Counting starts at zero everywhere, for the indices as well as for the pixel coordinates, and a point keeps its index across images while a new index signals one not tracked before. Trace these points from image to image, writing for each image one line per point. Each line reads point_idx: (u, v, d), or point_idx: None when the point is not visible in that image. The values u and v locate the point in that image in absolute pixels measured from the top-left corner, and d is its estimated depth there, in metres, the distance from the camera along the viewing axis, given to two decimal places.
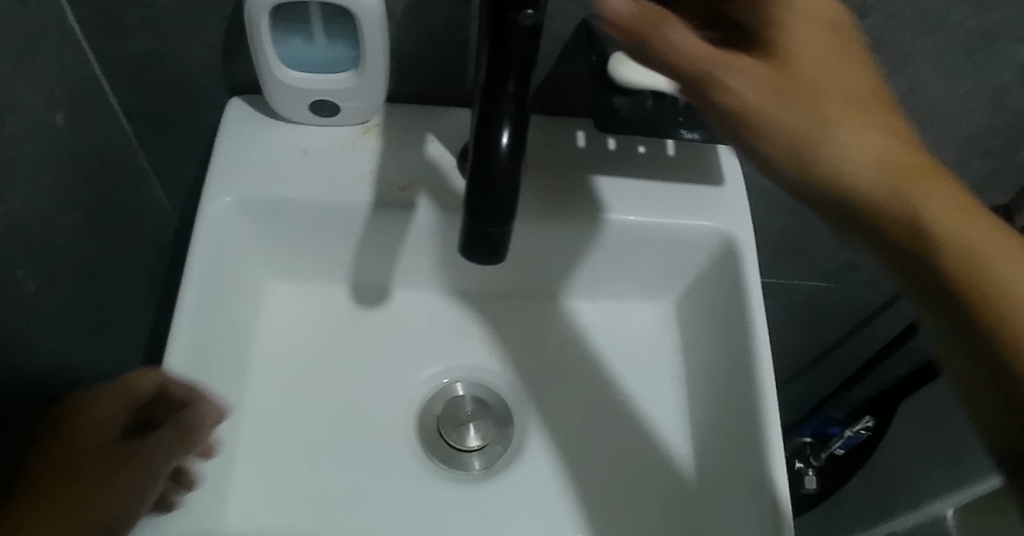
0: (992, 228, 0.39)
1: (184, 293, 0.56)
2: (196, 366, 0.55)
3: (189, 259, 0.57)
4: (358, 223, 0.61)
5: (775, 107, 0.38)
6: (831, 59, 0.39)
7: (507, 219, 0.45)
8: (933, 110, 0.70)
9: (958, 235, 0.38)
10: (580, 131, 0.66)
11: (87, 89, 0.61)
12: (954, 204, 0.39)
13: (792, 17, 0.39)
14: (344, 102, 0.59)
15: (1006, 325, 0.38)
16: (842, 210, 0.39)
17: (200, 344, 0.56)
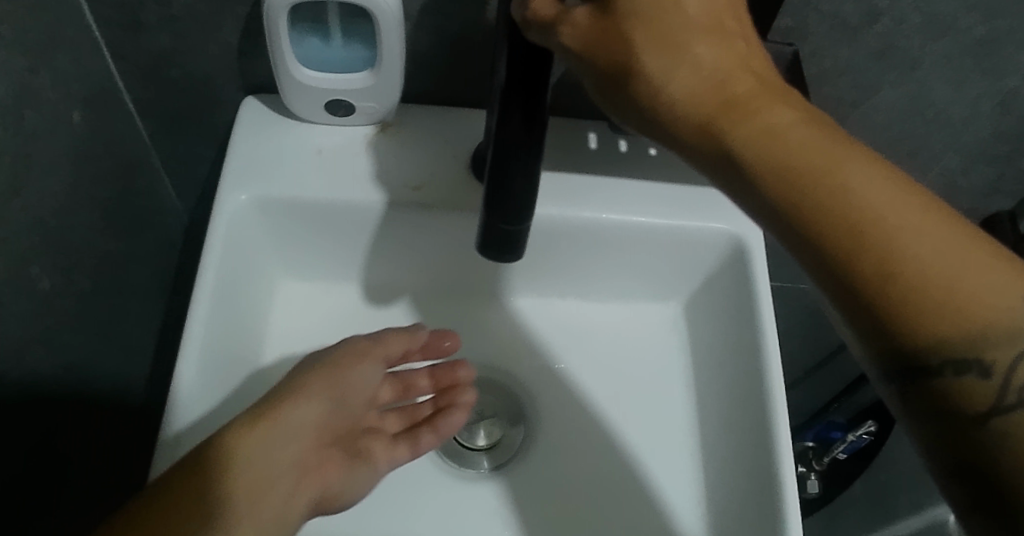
0: (933, 223, 0.37)
1: (199, 292, 0.56)
2: (211, 365, 0.56)
3: (203, 257, 0.57)
4: (372, 223, 0.61)
5: (689, 96, 0.39)
6: (733, 55, 0.39)
7: (522, 220, 0.46)
8: (942, 115, 0.70)
9: (876, 220, 0.37)
10: (592, 132, 0.67)
11: (103, 87, 0.62)
12: (878, 196, 0.37)
13: (687, 12, 0.39)
14: (360, 102, 0.59)
15: (920, 323, 0.36)
16: (756, 194, 0.39)
17: (215, 341, 0.56)
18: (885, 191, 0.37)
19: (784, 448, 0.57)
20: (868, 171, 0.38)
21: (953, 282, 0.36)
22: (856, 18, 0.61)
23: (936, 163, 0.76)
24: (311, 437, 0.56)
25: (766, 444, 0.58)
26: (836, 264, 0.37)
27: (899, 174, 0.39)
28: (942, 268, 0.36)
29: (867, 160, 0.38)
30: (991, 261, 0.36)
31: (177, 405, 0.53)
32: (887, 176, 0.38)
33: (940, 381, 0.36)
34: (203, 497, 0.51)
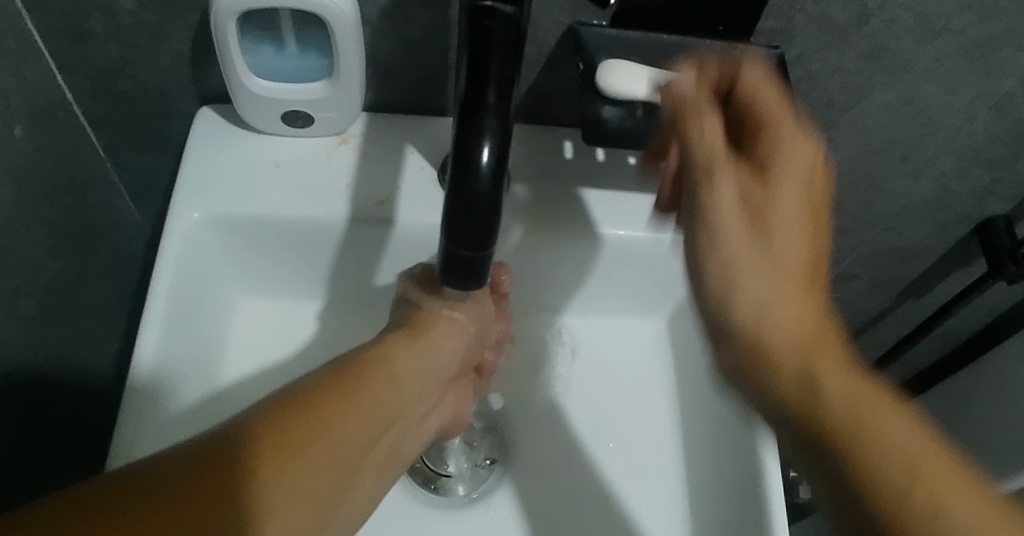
0: (965, 478, 0.38)
1: (151, 307, 0.53)
2: (166, 375, 0.53)
3: (155, 272, 0.54)
4: (335, 240, 0.58)
5: (760, 309, 0.42)
6: (761, 259, 0.42)
7: (487, 244, 0.41)
8: (935, 118, 0.67)
9: (912, 462, 0.38)
10: (568, 141, 0.63)
11: (49, 99, 0.58)
12: (897, 418, 0.39)
13: (714, 132, 0.44)
14: (318, 112, 0.56)
15: (865, 468, 0.38)
16: (723, 353, 0.43)
17: (172, 350, 0.53)
18: (907, 434, 0.39)
19: (773, 473, 0.54)
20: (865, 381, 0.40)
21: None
22: (844, 20, 0.58)
23: (927, 167, 0.73)
24: (447, 363, 0.52)
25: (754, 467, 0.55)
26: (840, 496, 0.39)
27: (891, 387, 0.41)
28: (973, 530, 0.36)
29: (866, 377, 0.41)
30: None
31: (125, 420, 0.50)
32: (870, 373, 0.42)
33: (885, 519, 0.37)
34: (354, 403, 0.44)
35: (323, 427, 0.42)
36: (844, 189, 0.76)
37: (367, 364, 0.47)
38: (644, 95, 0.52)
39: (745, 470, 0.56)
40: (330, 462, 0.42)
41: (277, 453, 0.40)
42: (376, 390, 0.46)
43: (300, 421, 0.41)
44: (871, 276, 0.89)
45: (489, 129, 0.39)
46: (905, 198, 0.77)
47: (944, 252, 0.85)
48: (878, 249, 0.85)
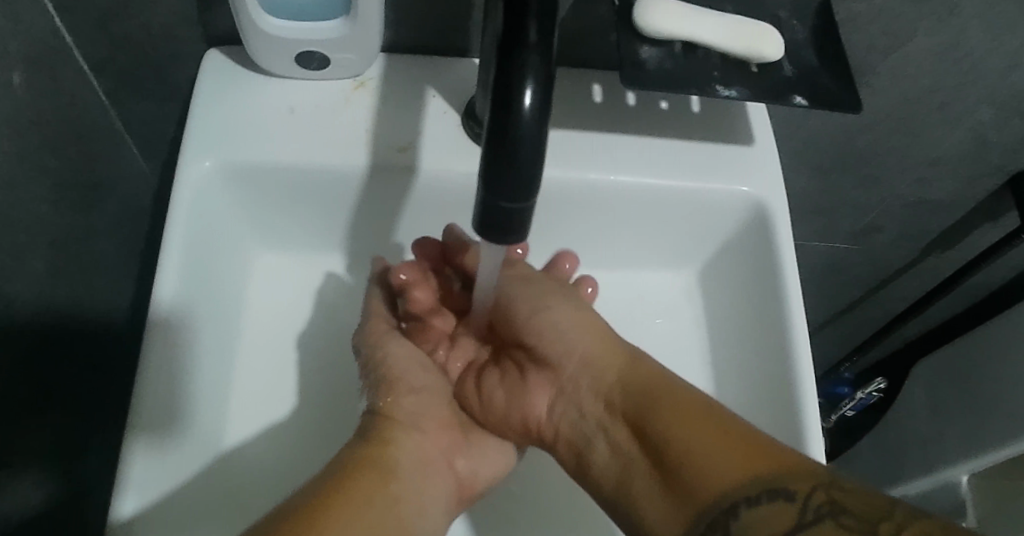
0: (744, 428, 0.45)
1: (167, 257, 0.51)
2: (181, 334, 0.50)
3: (167, 230, 0.51)
4: (355, 191, 0.55)
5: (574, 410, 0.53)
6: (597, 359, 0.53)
7: (529, 194, 0.38)
8: (978, 65, 0.64)
9: (655, 388, 0.49)
10: (597, 84, 0.60)
11: (48, 43, 0.54)
12: (591, 365, 0.52)
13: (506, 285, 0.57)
14: (335, 54, 0.53)
15: None
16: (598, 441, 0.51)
17: (190, 307, 0.51)
18: (671, 386, 0.49)
19: (812, 422, 0.53)
20: (663, 372, 0.50)
21: (741, 472, 0.43)
22: None
23: (966, 116, 0.70)
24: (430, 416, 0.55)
25: (793, 415, 0.54)
26: (611, 433, 0.50)
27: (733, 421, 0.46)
28: (722, 466, 0.44)
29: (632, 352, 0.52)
30: (773, 447, 0.44)
31: (144, 385, 0.48)
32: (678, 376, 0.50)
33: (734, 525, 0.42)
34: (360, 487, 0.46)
35: (326, 520, 0.43)
36: (879, 137, 0.73)
37: (359, 458, 0.49)
38: (686, 33, 0.50)
39: (784, 424, 0.54)
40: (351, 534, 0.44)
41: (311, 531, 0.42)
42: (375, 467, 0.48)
43: (322, 511, 0.44)
44: (898, 229, 0.87)
45: (531, 68, 0.36)
46: (940, 148, 0.74)
47: (975, 206, 0.82)
48: (906, 201, 0.82)
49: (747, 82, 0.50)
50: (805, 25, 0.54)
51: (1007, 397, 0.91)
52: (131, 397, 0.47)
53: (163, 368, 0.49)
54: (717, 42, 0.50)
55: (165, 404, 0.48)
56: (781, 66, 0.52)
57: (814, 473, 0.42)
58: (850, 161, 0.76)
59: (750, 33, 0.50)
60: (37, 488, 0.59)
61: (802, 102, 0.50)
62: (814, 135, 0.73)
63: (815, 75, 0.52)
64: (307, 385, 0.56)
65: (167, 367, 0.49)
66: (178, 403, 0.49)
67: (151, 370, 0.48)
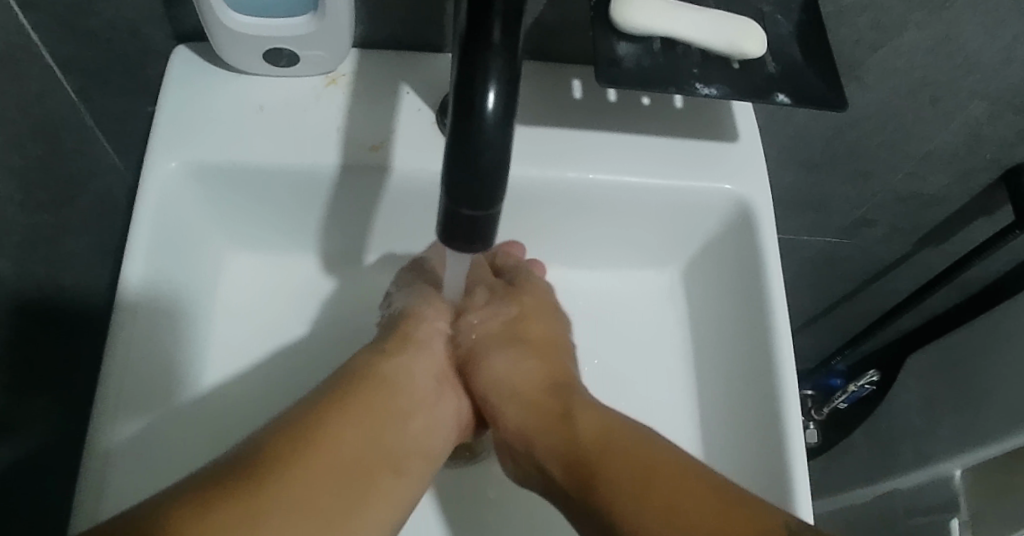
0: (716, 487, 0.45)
1: (135, 238, 0.49)
2: (149, 322, 0.49)
3: (135, 216, 0.50)
4: (327, 191, 0.54)
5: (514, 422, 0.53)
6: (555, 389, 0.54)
7: (494, 202, 0.36)
8: (971, 59, 0.63)
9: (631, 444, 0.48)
10: (577, 80, 0.59)
11: (9, 41, 0.52)
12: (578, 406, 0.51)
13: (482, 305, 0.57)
14: (304, 50, 0.51)
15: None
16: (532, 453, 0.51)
17: (158, 295, 0.50)
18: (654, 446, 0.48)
19: (793, 428, 0.52)
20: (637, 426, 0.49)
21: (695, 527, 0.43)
22: None
23: (959, 110, 0.69)
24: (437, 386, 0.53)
25: (776, 420, 0.53)
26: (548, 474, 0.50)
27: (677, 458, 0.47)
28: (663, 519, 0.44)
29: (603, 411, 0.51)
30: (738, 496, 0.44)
31: (112, 368, 0.47)
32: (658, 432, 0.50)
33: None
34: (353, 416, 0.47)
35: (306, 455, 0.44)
36: (870, 131, 0.71)
37: (362, 375, 0.50)
38: (666, 29, 0.48)
39: (766, 429, 0.53)
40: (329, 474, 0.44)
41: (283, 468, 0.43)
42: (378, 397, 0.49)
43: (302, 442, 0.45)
44: (889, 223, 0.85)
45: (495, 70, 0.35)
46: (932, 142, 0.73)
47: (968, 200, 0.81)
48: (898, 195, 0.80)
49: (729, 80, 0.49)
50: (790, 20, 0.53)
51: (1000, 392, 0.90)
52: (98, 379, 0.46)
53: (133, 350, 0.48)
54: (697, 38, 0.48)
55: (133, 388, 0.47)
56: (764, 62, 0.50)
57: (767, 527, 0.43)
58: (839, 155, 0.75)
59: (731, 29, 0.48)
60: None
61: (785, 100, 0.49)
62: (803, 129, 0.71)
63: (799, 71, 0.51)
64: (280, 381, 0.55)
65: (136, 348, 0.48)
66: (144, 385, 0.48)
67: (120, 351, 0.47)
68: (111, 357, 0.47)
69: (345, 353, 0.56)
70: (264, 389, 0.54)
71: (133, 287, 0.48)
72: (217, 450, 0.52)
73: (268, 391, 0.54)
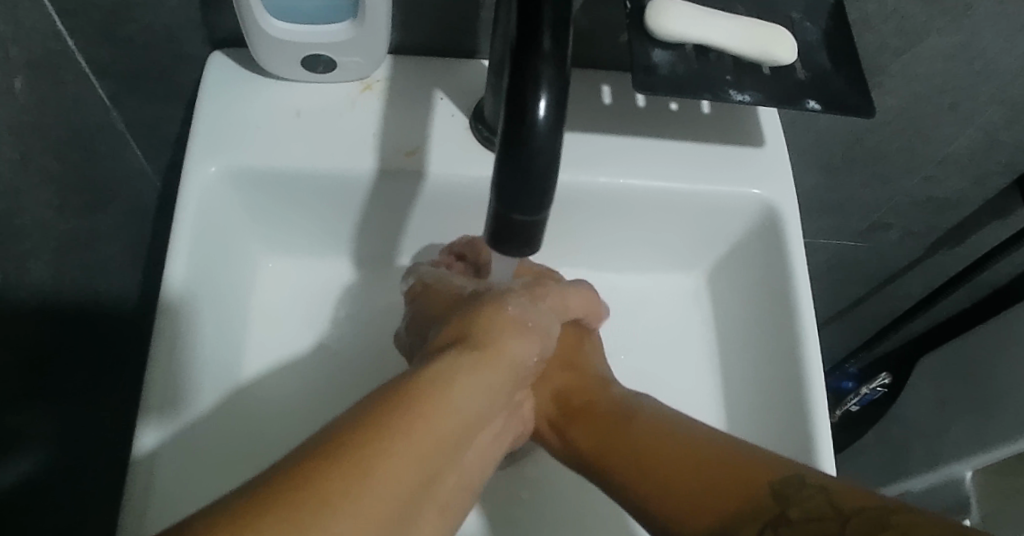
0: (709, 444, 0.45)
1: (177, 238, 0.50)
2: (191, 320, 0.50)
3: (177, 215, 0.51)
4: (362, 195, 0.55)
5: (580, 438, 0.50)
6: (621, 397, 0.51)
7: (543, 206, 0.37)
8: (990, 66, 0.64)
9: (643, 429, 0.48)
10: (606, 85, 0.59)
11: (49, 48, 0.53)
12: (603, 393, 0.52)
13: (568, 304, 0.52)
14: (342, 56, 0.52)
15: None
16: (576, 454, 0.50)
17: (198, 294, 0.51)
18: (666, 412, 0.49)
19: (822, 428, 0.53)
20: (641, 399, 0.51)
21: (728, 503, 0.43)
22: None
23: (977, 115, 0.70)
24: (505, 398, 0.44)
25: (804, 421, 0.54)
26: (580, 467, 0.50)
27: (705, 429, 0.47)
28: (681, 499, 0.44)
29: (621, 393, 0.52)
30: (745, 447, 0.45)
31: (158, 364, 0.48)
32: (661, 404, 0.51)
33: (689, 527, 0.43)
34: (420, 436, 0.36)
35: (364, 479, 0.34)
36: (889, 136, 0.72)
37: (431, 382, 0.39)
38: (698, 36, 0.49)
39: (794, 429, 0.54)
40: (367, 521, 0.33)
41: (326, 504, 0.32)
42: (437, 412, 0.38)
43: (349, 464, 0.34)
44: (905, 227, 0.86)
45: (546, 78, 0.35)
46: (949, 147, 0.74)
47: (982, 204, 0.82)
48: (915, 199, 0.81)
49: (760, 86, 0.50)
50: (817, 27, 0.53)
51: (1012, 394, 0.91)
52: (143, 376, 0.47)
53: (176, 347, 0.49)
54: (729, 46, 0.49)
55: (176, 385, 0.48)
56: (793, 69, 0.51)
57: (789, 477, 0.43)
58: (858, 159, 0.75)
59: (762, 36, 0.49)
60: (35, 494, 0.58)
61: (816, 107, 0.50)
62: (823, 133, 0.72)
63: (828, 78, 0.52)
64: (315, 386, 0.55)
65: (179, 345, 0.49)
66: (185, 381, 0.49)
67: (164, 348, 0.48)
68: (155, 352, 0.48)
69: (380, 355, 0.57)
70: (304, 387, 0.55)
71: (176, 285, 0.49)
72: (252, 447, 0.52)
73: (309, 388, 0.55)
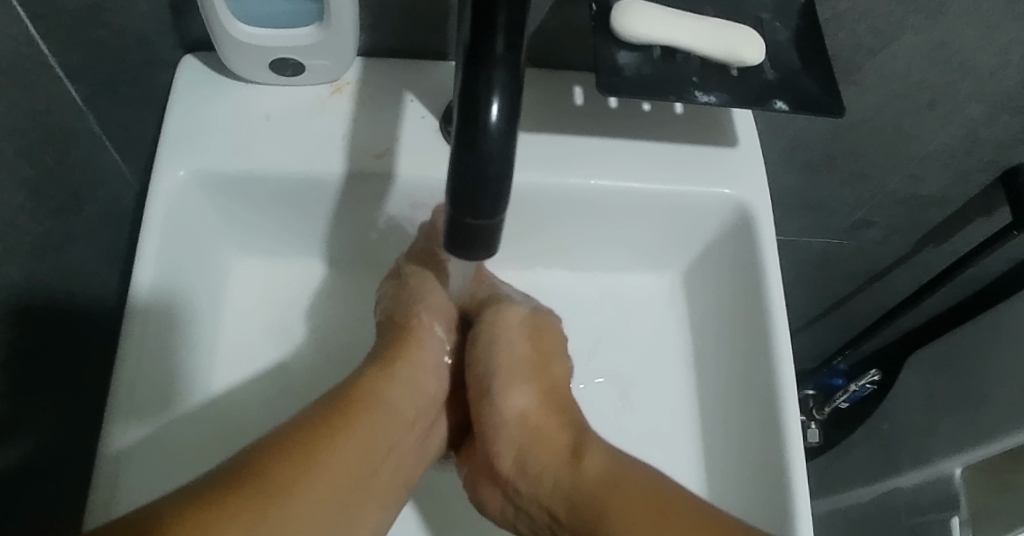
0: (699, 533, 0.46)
1: (144, 245, 0.50)
2: (160, 329, 0.50)
3: (144, 218, 0.51)
4: (333, 198, 0.55)
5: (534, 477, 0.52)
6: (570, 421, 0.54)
7: (497, 212, 0.37)
8: (968, 63, 0.64)
9: (605, 482, 0.49)
10: (578, 86, 0.59)
11: (19, 52, 0.53)
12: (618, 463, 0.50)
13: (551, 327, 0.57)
14: (310, 60, 0.52)
15: None
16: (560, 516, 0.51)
17: (166, 303, 0.51)
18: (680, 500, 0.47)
19: (793, 430, 0.53)
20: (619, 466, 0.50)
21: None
22: None
23: (957, 113, 0.69)
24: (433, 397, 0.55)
25: (777, 424, 0.53)
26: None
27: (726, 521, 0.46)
28: None
29: (605, 454, 0.51)
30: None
31: (123, 373, 0.48)
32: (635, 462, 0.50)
33: None
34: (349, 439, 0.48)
35: (319, 460, 0.46)
36: (868, 135, 0.72)
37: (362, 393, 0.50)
38: (665, 38, 0.49)
39: (766, 431, 0.54)
40: (313, 504, 0.45)
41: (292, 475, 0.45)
42: (369, 427, 0.49)
43: (289, 462, 0.45)
44: (889, 224, 0.86)
45: (498, 83, 0.36)
46: (930, 144, 0.73)
47: (966, 201, 0.81)
48: (897, 196, 0.81)
49: (727, 87, 0.50)
50: (788, 27, 0.53)
51: (1000, 391, 0.90)
52: (110, 384, 0.48)
53: (141, 356, 0.49)
54: (696, 47, 0.49)
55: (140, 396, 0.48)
56: (762, 69, 0.51)
57: None
58: (839, 157, 0.75)
59: (729, 37, 0.49)
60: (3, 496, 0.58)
61: (784, 107, 0.50)
62: (802, 131, 0.72)
63: (797, 78, 0.51)
64: (285, 392, 0.55)
65: (146, 354, 0.49)
66: (150, 392, 0.49)
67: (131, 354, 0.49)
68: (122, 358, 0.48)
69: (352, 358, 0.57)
70: (274, 392, 0.55)
71: (142, 295, 0.49)
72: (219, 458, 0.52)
73: (281, 395, 0.55)
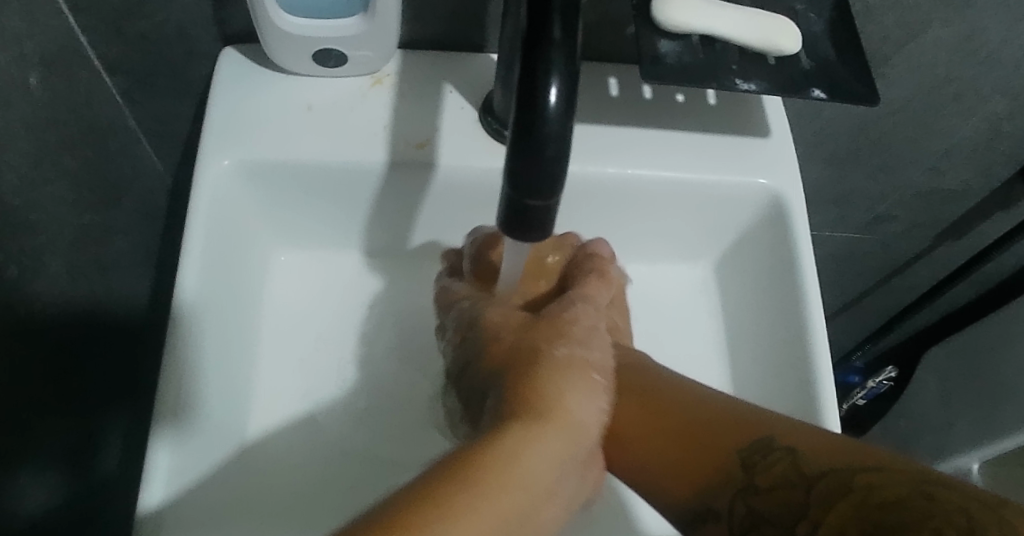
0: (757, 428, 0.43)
1: (190, 235, 0.51)
2: (207, 318, 0.51)
3: (190, 210, 0.52)
4: (373, 188, 0.55)
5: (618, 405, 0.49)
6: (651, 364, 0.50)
7: (553, 192, 0.38)
8: (992, 57, 0.65)
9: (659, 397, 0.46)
10: (614, 78, 0.60)
11: (63, 45, 0.53)
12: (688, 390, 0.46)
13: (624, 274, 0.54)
14: (352, 51, 0.53)
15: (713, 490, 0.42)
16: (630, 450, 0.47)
17: (214, 294, 0.51)
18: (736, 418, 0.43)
19: (829, 414, 0.53)
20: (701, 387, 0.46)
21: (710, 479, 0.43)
22: None
23: (981, 105, 0.70)
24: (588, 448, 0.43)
25: (813, 410, 0.54)
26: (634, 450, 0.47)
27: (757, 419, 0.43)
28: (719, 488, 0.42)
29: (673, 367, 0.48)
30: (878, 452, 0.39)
31: (169, 369, 0.48)
32: (701, 384, 0.48)
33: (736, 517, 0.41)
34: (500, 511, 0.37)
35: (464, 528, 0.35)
36: (893, 127, 0.73)
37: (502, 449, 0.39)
38: (704, 26, 0.50)
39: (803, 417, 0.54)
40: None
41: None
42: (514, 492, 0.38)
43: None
44: (910, 218, 0.86)
45: (556, 66, 0.36)
46: (953, 137, 0.74)
47: (987, 195, 0.82)
48: (920, 190, 0.82)
49: (765, 76, 0.51)
50: (821, 18, 0.54)
51: (1021, 384, 0.91)
52: (158, 375, 0.48)
53: (191, 347, 0.49)
54: (734, 35, 0.50)
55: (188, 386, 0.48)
56: (798, 58, 0.52)
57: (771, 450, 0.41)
58: (864, 150, 0.76)
59: (767, 25, 0.50)
60: (40, 490, 0.58)
61: (821, 95, 0.50)
62: (828, 124, 0.72)
63: (833, 67, 0.52)
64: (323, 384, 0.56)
65: (195, 345, 0.49)
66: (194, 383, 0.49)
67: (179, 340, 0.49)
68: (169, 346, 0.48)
69: (390, 349, 0.57)
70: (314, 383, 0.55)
71: (190, 287, 0.50)
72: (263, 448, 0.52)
73: (321, 387, 0.55)
